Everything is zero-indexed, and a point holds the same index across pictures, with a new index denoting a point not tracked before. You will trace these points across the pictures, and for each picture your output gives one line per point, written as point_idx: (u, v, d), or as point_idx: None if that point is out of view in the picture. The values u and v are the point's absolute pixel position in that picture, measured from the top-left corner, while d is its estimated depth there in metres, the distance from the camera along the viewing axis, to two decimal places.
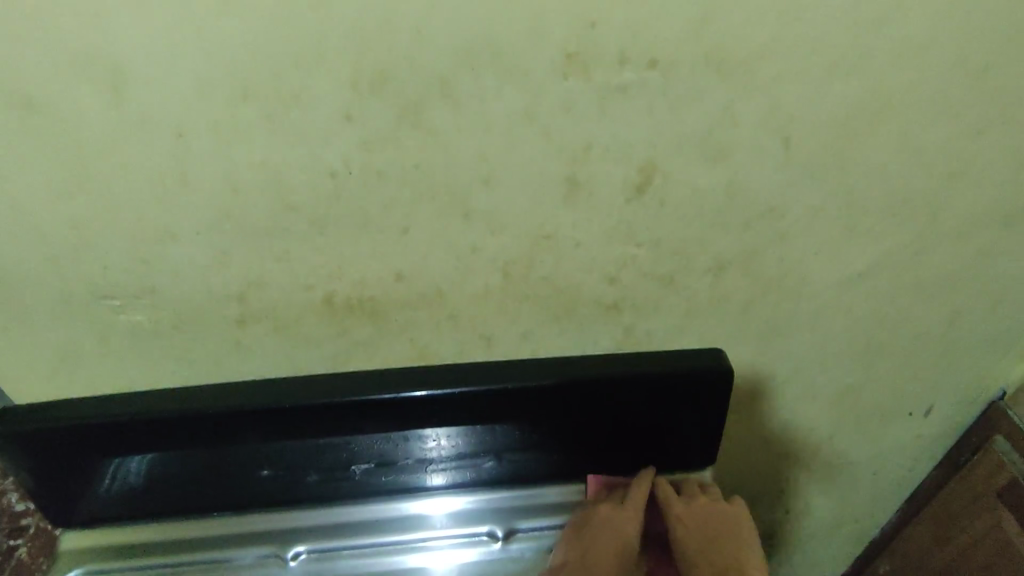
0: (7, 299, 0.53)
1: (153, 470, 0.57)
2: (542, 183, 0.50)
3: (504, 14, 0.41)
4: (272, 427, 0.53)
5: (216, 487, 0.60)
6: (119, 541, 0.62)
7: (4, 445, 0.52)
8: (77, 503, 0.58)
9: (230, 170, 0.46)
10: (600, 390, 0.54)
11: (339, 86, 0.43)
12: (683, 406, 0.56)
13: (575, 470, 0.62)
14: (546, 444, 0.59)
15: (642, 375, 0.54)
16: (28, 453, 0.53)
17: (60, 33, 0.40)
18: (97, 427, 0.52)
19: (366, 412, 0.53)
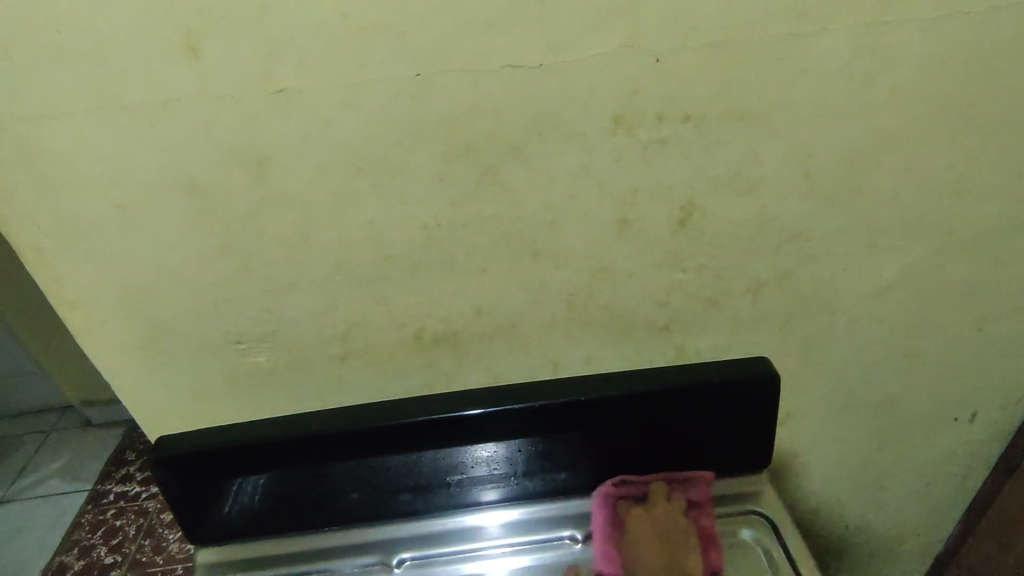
0: (157, 347, 0.63)
1: (277, 488, 0.65)
2: (598, 222, 0.59)
3: (564, 90, 0.51)
4: (382, 442, 0.62)
5: (329, 502, 0.68)
6: (245, 556, 0.70)
7: (159, 467, 0.61)
8: (206, 520, 0.67)
9: (344, 229, 0.57)
10: (663, 398, 0.62)
11: (433, 156, 0.54)
12: (738, 410, 0.63)
13: (645, 476, 0.69)
14: (612, 453, 0.66)
15: (692, 384, 0.61)
16: (177, 475, 0.62)
17: (221, 132, 0.51)
18: (237, 448, 0.61)
19: (461, 425, 0.62)
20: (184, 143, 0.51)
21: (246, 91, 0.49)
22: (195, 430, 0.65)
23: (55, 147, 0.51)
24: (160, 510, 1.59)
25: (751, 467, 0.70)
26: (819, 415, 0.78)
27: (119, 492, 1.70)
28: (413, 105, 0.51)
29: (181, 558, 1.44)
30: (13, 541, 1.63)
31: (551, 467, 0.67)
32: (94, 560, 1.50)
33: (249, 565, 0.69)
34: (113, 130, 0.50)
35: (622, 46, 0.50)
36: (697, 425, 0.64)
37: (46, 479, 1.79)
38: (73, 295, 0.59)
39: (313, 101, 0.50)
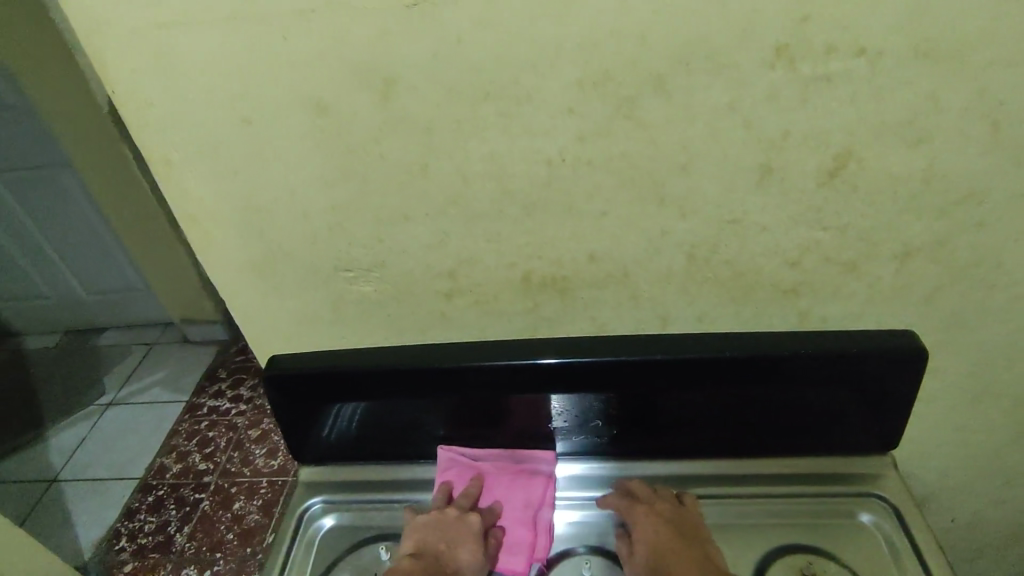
0: (271, 269, 0.64)
1: (381, 416, 0.67)
2: (737, 169, 0.54)
3: (725, 13, 0.45)
4: (490, 381, 0.61)
5: (429, 435, 0.69)
6: (343, 478, 0.72)
7: (275, 384, 0.63)
8: (311, 441, 0.69)
9: (464, 160, 0.54)
10: (790, 364, 0.58)
11: (567, 85, 0.49)
12: (870, 385, 0.59)
13: (751, 443, 0.67)
14: (714, 415, 0.64)
15: (824, 352, 0.57)
16: (290, 394, 0.64)
17: (351, 48, 0.48)
18: (348, 373, 0.62)
19: (571, 373, 0.60)
20: (312, 60, 0.49)
21: (380, 3, 0.46)
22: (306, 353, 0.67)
23: (186, 57, 0.50)
24: (249, 425, 1.71)
25: (861, 446, 0.66)
26: (948, 400, 0.72)
27: (212, 405, 1.82)
28: (553, 25, 0.46)
29: (266, 471, 1.55)
30: (122, 440, 1.79)
31: (647, 424, 0.66)
32: (190, 466, 1.64)
33: (348, 488, 0.71)
34: (243, 42, 0.49)
35: None
36: (813, 397, 0.60)
37: (150, 386, 1.95)
38: (196, 210, 0.60)
39: (448, 18, 0.47)
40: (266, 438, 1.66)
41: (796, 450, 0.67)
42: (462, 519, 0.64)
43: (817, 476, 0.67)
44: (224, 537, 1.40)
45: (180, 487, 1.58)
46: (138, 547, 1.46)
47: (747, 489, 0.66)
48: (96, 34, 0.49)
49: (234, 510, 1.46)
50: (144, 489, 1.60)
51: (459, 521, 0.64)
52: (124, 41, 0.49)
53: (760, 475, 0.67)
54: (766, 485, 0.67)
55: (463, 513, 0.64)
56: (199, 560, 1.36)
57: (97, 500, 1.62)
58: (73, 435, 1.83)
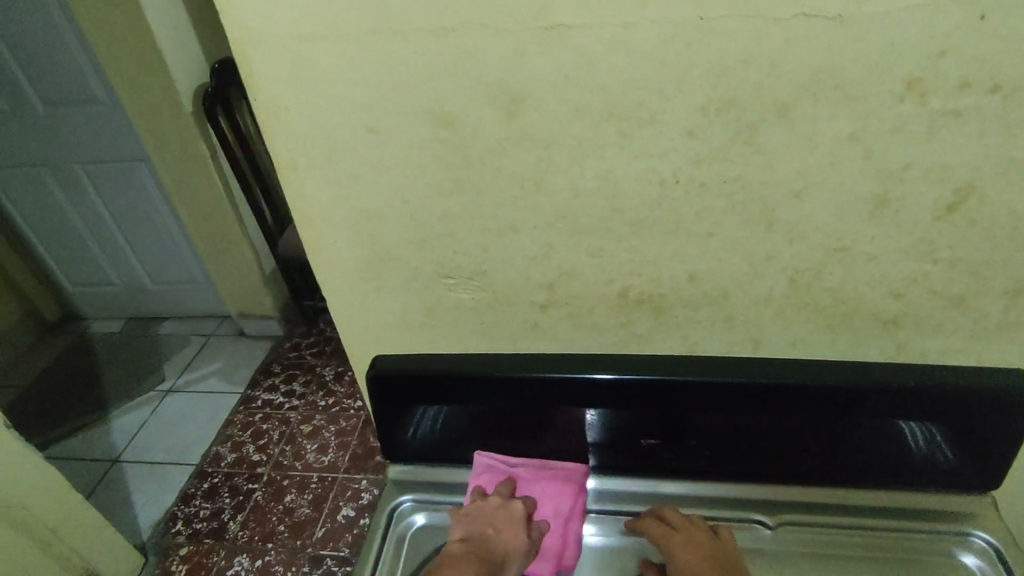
0: (375, 272, 0.67)
1: (478, 421, 0.70)
2: (852, 198, 0.54)
3: (859, 45, 0.46)
4: (590, 396, 0.64)
5: (521, 443, 0.73)
6: (438, 477, 0.77)
7: (383, 387, 0.68)
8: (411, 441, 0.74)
9: (579, 177, 0.56)
10: (885, 397, 0.61)
11: (692, 110, 0.51)
12: (961, 421, 0.61)
13: (833, 470, 0.70)
14: (785, 442, 0.68)
15: (918, 387, 0.60)
16: (397, 396, 0.69)
17: (486, 67, 0.51)
18: (454, 380, 0.66)
19: (672, 392, 0.63)
20: (446, 75, 0.51)
21: (519, 24, 0.48)
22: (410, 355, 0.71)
23: (327, 70, 0.52)
24: (302, 420, 1.75)
25: (925, 481, 0.70)
26: None
27: (266, 399, 1.87)
28: (686, 50, 0.48)
29: (317, 467, 1.59)
30: (180, 427, 1.85)
31: (720, 446, 0.70)
32: (244, 455, 1.68)
33: (444, 488, 0.77)
34: (383, 56, 0.51)
35: None
36: (887, 431, 0.64)
37: (207, 376, 2.01)
38: (313, 212, 0.63)
39: (584, 41, 0.48)
40: (317, 434, 1.70)
41: (860, 480, 0.71)
42: (504, 508, 0.69)
43: (895, 510, 0.70)
44: (276, 528, 1.45)
45: (234, 476, 1.63)
46: (192, 532, 1.50)
47: (826, 517, 0.70)
48: (245, 44, 0.52)
49: (285, 504, 1.51)
50: (200, 476, 1.65)
51: (500, 510, 0.69)
52: (271, 52, 0.52)
53: (838, 502, 0.71)
54: (833, 514, 0.71)
55: (507, 502, 0.70)
56: (250, 548, 1.42)
57: (157, 484, 1.67)
58: (135, 419, 1.90)
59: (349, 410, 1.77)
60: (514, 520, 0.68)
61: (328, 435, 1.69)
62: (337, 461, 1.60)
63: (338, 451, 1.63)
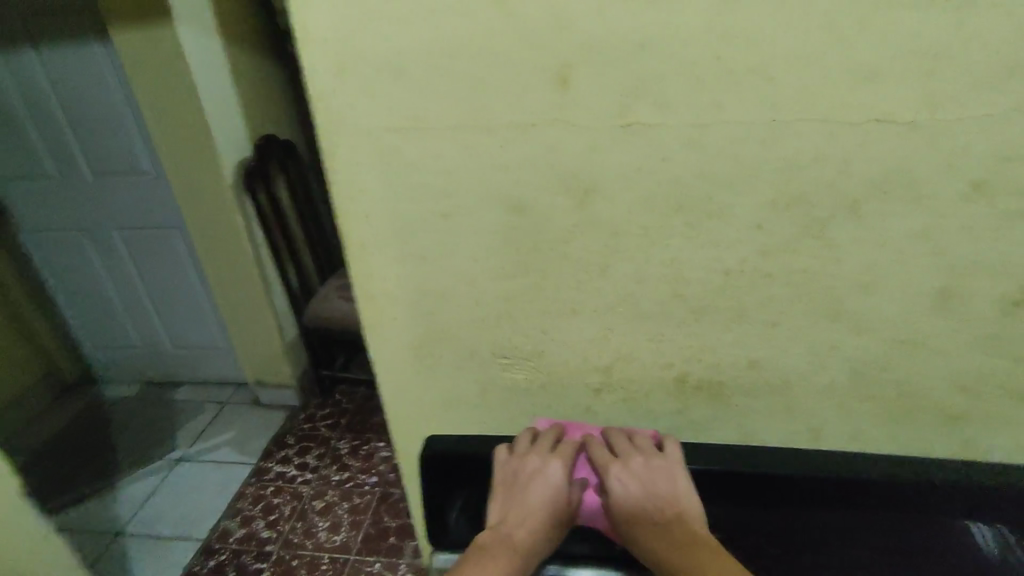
0: (432, 349, 0.67)
1: None
2: (918, 294, 0.54)
3: (930, 150, 0.48)
4: None
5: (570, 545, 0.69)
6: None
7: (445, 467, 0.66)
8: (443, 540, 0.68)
9: (644, 263, 0.57)
10: (950, 496, 0.60)
11: (760, 204, 0.52)
12: None
13: None
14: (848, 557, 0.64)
15: (983, 485, 0.59)
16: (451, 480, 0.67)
17: (561, 158, 0.53)
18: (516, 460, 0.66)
19: (734, 483, 0.62)
20: (523, 163, 0.54)
21: (598, 121, 0.51)
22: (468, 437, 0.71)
23: (409, 156, 0.55)
24: (314, 496, 1.71)
25: None
26: None
27: (278, 471, 1.83)
28: (757, 149, 0.50)
29: (328, 547, 1.53)
30: (188, 498, 1.79)
31: (785, 557, 0.65)
32: (253, 531, 1.63)
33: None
34: (465, 146, 0.54)
35: (1009, 109, 0.46)
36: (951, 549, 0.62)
37: (218, 446, 1.97)
38: (377, 288, 0.64)
39: (659, 137, 0.51)
40: (331, 511, 1.65)
41: None
42: (553, 488, 0.60)
43: None
44: None
45: (241, 554, 1.56)
46: None
47: None
48: (333, 130, 0.55)
49: None
50: (205, 553, 1.58)
51: (539, 480, 0.60)
52: (356, 139, 0.55)
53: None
54: None
55: (545, 461, 0.61)
56: None
57: (157, 560, 1.60)
58: (142, 488, 1.85)
59: (363, 486, 1.72)
60: (548, 475, 0.60)
61: (341, 513, 1.64)
62: (349, 541, 1.54)
63: (351, 531, 1.57)
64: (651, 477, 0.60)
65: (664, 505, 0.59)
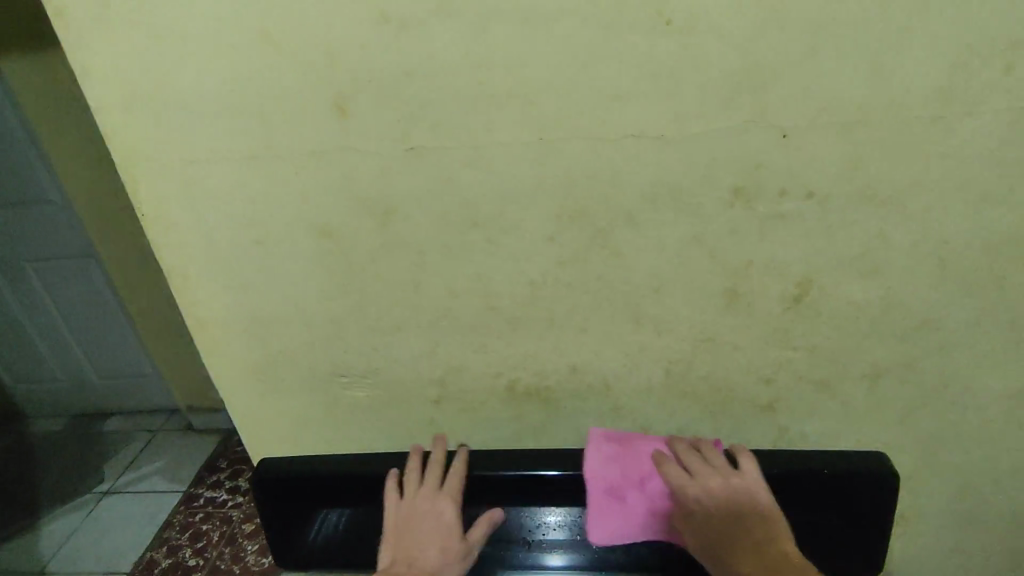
0: (272, 373, 0.68)
1: (370, 520, 0.69)
2: (706, 293, 0.58)
3: (685, 161, 0.51)
4: (480, 491, 0.64)
5: None
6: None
7: (276, 489, 0.66)
8: (292, 547, 0.70)
9: (454, 279, 0.59)
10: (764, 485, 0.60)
11: (547, 218, 0.55)
12: (851, 507, 0.60)
13: None
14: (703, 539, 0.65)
15: (797, 472, 0.59)
16: (287, 498, 0.67)
17: (355, 183, 0.54)
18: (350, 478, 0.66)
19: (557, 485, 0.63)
20: (319, 189, 0.55)
21: (383, 147, 0.53)
22: (311, 454, 0.71)
23: (210, 187, 0.56)
24: (243, 518, 1.67)
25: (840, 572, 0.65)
26: (939, 517, 0.71)
27: (208, 496, 1.79)
28: (533, 167, 0.52)
29: (255, 568, 1.49)
30: (115, 532, 1.75)
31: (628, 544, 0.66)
32: (179, 560, 1.58)
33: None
34: (262, 176, 0.55)
35: (748, 121, 0.49)
36: (809, 526, 0.62)
37: (148, 476, 1.93)
38: (207, 316, 0.65)
39: (442, 160, 0.53)
40: (259, 532, 1.61)
41: None
42: (447, 528, 0.61)
43: None
44: None
45: None
46: None
47: None
48: (132, 165, 0.56)
49: None
50: None
51: (436, 519, 0.61)
52: (158, 173, 0.56)
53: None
54: None
55: (434, 502, 0.61)
56: None
57: None
58: (68, 525, 1.80)
59: None
60: (433, 511, 0.61)
61: None
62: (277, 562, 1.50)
63: None
64: (731, 494, 0.56)
65: (750, 522, 0.56)
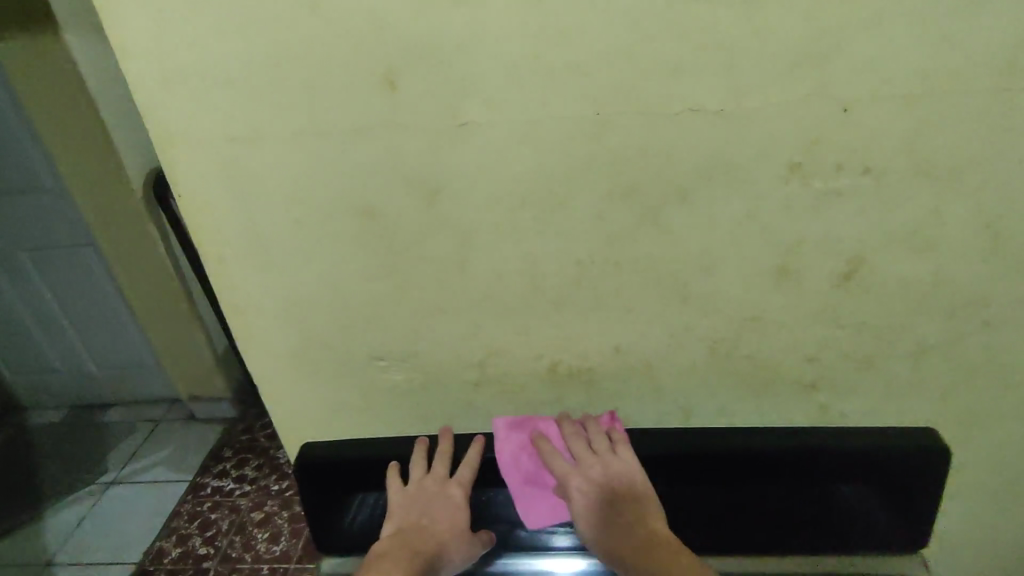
0: (308, 357, 0.67)
1: None
2: (755, 271, 0.57)
3: (743, 136, 0.50)
4: (524, 474, 0.63)
5: None
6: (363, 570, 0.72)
7: (315, 475, 0.65)
8: (329, 532, 0.69)
9: (499, 259, 0.58)
10: (814, 463, 0.60)
11: (598, 195, 0.54)
12: (899, 482, 0.60)
13: (785, 548, 0.66)
14: (741, 518, 0.64)
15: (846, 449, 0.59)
16: (326, 484, 0.66)
17: (403, 161, 0.53)
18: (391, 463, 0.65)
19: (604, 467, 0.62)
20: (365, 168, 0.54)
21: (433, 123, 0.51)
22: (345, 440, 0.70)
23: (250, 166, 0.55)
24: (253, 508, 1.65)
25: (881, 547, 0.66)
26: (973, 493, 0.71)
27: (215, 486, 1.77)
28: (587, 143, 0.51)
29: (267, 558, 1.48)
30: (121, 522, 1.73)
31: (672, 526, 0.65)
32: (189, 549, 1.56)
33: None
34: (306, 155, 0.53)
35: (809, 94, 0.48)
36: (849, 499, 0.62)
37: (152, 466, 1.91)
38: (242, 300, 0.63)
39: (493, 137, 0.52)
40: (269, 522, 1.59)
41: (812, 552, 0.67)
42: (456, 510, 0.62)
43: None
44: None
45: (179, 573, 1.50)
46: None
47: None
48: (169, 144, 0.54)
49: None
50: None
51: (444, 500, 0.62)
52: (196, 151, 0.54)
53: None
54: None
55: (444, 486, 0.63)
56: None
57: None
58: (72, 516, 1.78)
59: None
60: (436, 493, 0.63)
61: (281, 522, 1.58)
62: (289, 551, 1.48)
63: (291, 540, 1.52)
64: (612, 482, 0.60)
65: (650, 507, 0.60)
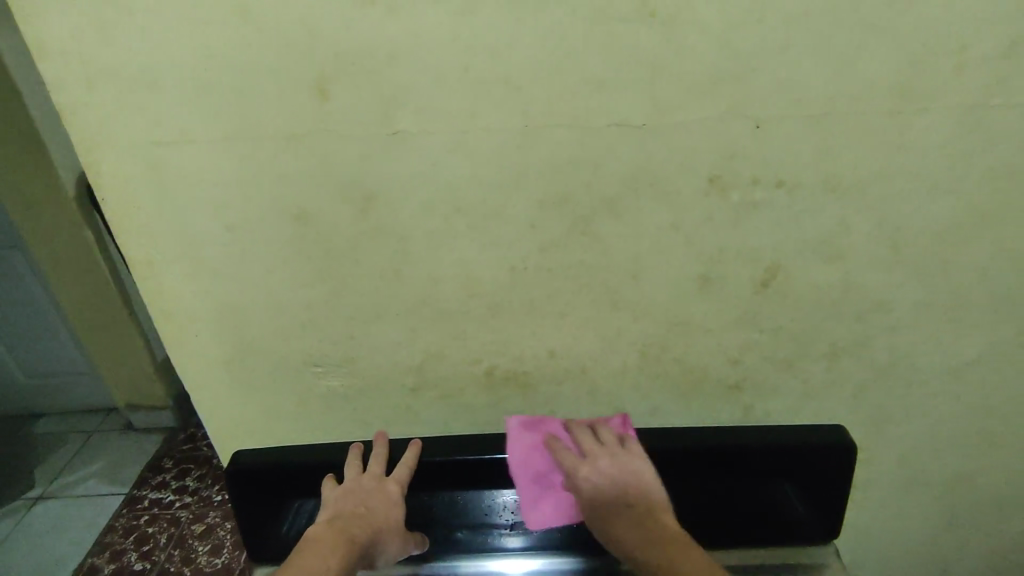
0: (242, 363, 0.66)
1: None
2: (681, 277, 0.60)
3: (665, 149, 0.53)
4: (460, 476, 0.64)
5: None
6: None
7: (245, 483, 0.64)
8: (262, 540, 0.68)
9: (435, 265, 0.59)
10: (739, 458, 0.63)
11: (530, 204, 0.55)
12: (815, 475, 0.64)
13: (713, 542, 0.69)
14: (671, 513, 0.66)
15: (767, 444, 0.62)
16: (258, 491, 0.65)
17: (337, 168, 0.54)
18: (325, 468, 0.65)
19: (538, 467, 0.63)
20: (298, 174, 0.54)
21: (366, 131, 0.52)
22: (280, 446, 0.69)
23: (180, 170, 0.54)
24: (193, 519, 1.60)
25: (800, 538, 0.69)
26: (884, 485, 0.76)
27: (154, 498, 1.71)
28: (518, 153, 0.53)
29: (208, 571, 1.43)
30: (49, 539, 1.65)
31: None
32: (123, 565, 1.50)
33: None
34: (237, 160, 0.53)
35: (725, 112, 0.51)
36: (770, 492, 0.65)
37: (84, 479, 1.83)
38: (172, 305, 0.62)
39: (426, 146, 0.53)
40: (210, 534, 1.55)
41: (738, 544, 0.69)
42: (393, 505, 0.62)
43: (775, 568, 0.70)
44: None
45: None
46: None
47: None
48: (93, 147, 0.53)
49: None
50: None
51: (381, 495, 0.62)
52: (122, 154, 0.53)
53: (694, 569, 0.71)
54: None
55: (381, 482, 0.63)
56: None
57: None
58: None
59: None
60: (374, 488, 0.62)
61: (223, 534, 1.54)
62: (230, 563, 1.44)
63: (233, 551, 1.48)
64: (618, 474, 0.60)
65: (630, 500, 0.60)
